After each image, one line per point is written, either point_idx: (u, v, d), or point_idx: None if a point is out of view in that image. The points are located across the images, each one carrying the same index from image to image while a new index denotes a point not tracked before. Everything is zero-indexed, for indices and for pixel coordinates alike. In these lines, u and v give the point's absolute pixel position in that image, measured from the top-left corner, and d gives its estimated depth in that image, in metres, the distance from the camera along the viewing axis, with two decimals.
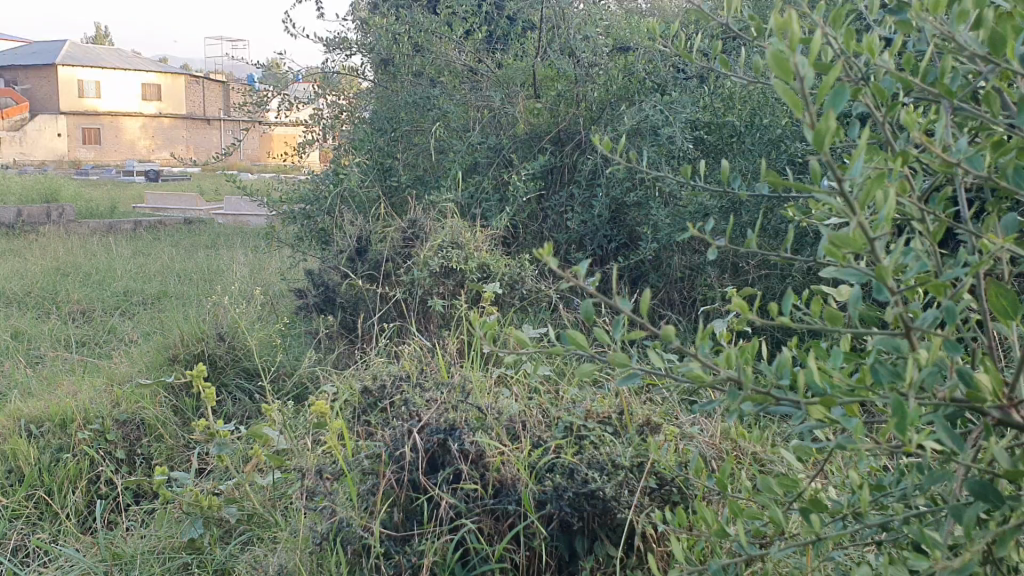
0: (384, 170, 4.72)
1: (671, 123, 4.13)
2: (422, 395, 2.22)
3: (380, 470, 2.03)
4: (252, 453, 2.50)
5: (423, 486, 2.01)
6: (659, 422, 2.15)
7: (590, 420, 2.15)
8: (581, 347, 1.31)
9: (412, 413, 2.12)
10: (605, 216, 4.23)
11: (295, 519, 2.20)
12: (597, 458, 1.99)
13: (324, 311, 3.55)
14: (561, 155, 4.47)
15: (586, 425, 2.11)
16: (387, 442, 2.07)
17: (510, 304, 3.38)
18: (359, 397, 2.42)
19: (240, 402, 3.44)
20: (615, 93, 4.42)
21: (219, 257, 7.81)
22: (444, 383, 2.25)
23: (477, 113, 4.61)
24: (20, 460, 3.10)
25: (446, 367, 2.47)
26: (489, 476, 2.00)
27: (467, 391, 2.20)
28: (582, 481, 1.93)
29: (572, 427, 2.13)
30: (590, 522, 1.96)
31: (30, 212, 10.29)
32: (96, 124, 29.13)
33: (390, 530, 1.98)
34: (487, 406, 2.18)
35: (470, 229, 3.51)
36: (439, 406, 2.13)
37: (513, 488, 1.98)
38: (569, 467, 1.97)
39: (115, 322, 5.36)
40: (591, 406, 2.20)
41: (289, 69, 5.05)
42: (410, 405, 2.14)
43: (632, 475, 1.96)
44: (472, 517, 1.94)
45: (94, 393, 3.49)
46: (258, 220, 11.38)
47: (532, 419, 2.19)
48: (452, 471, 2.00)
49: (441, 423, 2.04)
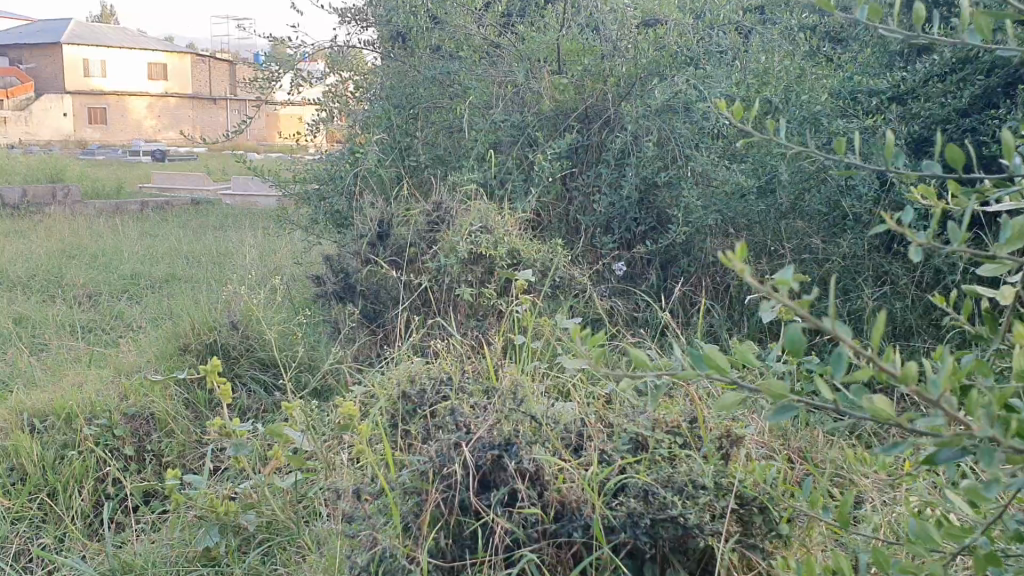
0: (402, 148, 4.49)
1: (707, 99, 3.91)
2: (468, 403, 2.04)
3: (425, 489, 1.82)
4: (273, 455, 2.32)
5: (475, 508, 1.81)
6: (739, 435, 1.97)
7: (657, 431, 1.98)
8: (720, 370, 1.19)
9: (460, 424, 1.91)
10: (634, 197, 4.00)
11: (330, 538, 2.03)
12: (674, 478, 1.83)
13: (344, 299, 3.37)
14: (589, 133, 4.24)
15: (654, 437, 1.94)
16: (431, 457, 1.86)
17: (542, 292, 3.19)
18: (392, 398, 2.24)
19: (255, 395, 3.27)
20: (645, 67, 4.17)
21: (227, 239, 7.64)
22: (493, 390, 2.07)
23: (501, 89, 4.38)
24: (23, 458, 2.92)
25: (492, 369, 2.29)
26: (549, 497, 1.83)
27: (517, 395, 2.01)
28: (660, 505, 1.76)
29: (639, 439, 1.96)
30: (661, 547, 1.80)
31: (36, 193, 10.10)
32: (103, 104, 28.97)
33: (437, 560, 1.79)
34: (544, 416, 1.99)
35: (499, 212, 3.31)
36: (491, 415, 1.93)
37: (578, 513, 1.81)
38: (644, 489, 1.80)
39: (122, 306, 5.20)
40: (657, 413, 2.02)
41: (295, 48, 4.85)
42: (456, 415, 1.94)
43: (713, 498, 1.80)
44: (533, 545, 1.78)
45: (100, 385, 3.31)
46: (266, 201, 11.22)
47: (591, 428, 2.02)
48: (507, 491, 1.82)
49: (496, 437, 1.85)
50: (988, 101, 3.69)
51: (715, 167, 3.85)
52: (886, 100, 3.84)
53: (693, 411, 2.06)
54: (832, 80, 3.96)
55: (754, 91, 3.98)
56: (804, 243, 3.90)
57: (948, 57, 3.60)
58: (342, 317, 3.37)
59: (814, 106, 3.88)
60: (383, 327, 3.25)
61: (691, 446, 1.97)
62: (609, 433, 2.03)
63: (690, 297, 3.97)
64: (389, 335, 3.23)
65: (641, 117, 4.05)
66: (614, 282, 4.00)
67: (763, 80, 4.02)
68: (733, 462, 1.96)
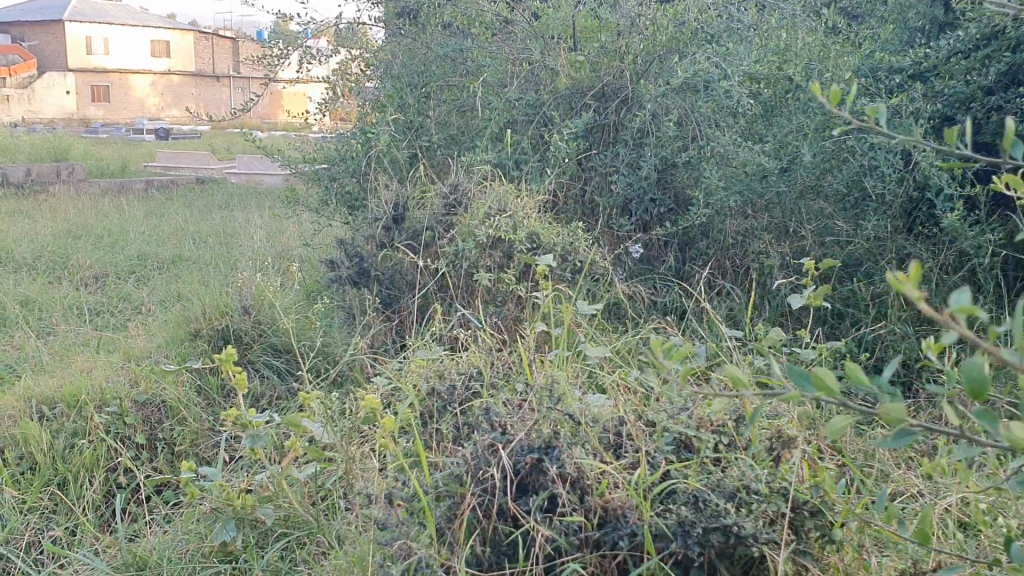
0: (414, 128, 4.38)
1: (728, 78, 3.82)
2: (502, 400, 2.00)
3: (462, 494, 1.79)
4: (290, 446, 2.25)
5: (514, 514, 1.77)
6: (791, 435, 1.92)
7: (703, 430, 1.92)
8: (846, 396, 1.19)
9: (497, 425, 1.88)
10: (653, 178, 3.88)
11: (357, 537, 1.97)
12: (725, 483, 1.78)
13: (359, 284, 3.30)
14: (606, 112, 4.12)
15: (700, 437, 1.91)
16: (467, 461, 1.83)
17: (562, 277, 3.12)
18: (420, 392, 2.18)
19: (268, 381, 3.20)
20: (664, 44, 4.06)
21: (234, 219, 7.56)
22: (529, 388, 2.01)
23: (515, 68, 4.26)
24: (33, 446, 2.86)
25: (524, 363, 2.23)
26: (592, 502, 1.77)
27: (554, 394, 1.97)
28: (713, 514, 1.71)
29: (683, 439, 1.94)
30: (711, 553, 1.71)
31: (41, 171, 10.01)
32: (106, 82, 28.81)
33: (475, 568, 1.75)
34: (583, 416, 1.94)
35: (518, 195, 3.23)
36: (528, 417, 1.88)
37: (623, 520, 1.75)
38: (694, 496, 1.75)
39: (130, 287, 5.13)
40: (702, 411, 1.95)
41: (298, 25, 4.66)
42: (491, 415, 1.91)
43: (766, 505, 1.75)
44: (575, 554, 1.73)
45: (110, 371, 3.25)
46: (272, 180, 11.13)
47: (630, 426, 1.96)
48: (547, 497, 1.77)
49: (534, 440, 1.82)
50: (1014, 78, 3.53)
51: (735, 147, 3.75)
52: (907, 77, 3.74)
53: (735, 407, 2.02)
54: (855, 60, 3.86)
55: (775, 68, 3.87)
56: (826, 225, 3.78)
57: (971, 29, 3.47)
58: (357, 303, 3.29)
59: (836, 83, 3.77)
60: (398, 313, 3.20)
61: (736, 445, 1.93)
62: (650, 433, 1.98)
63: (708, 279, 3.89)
64: (404, 323, 3.18)
65: (662, 96, 3.94)
66: (631, 266, 3.88)
67: (785, 58, 3.90)
68: (784, 465, 1.92)
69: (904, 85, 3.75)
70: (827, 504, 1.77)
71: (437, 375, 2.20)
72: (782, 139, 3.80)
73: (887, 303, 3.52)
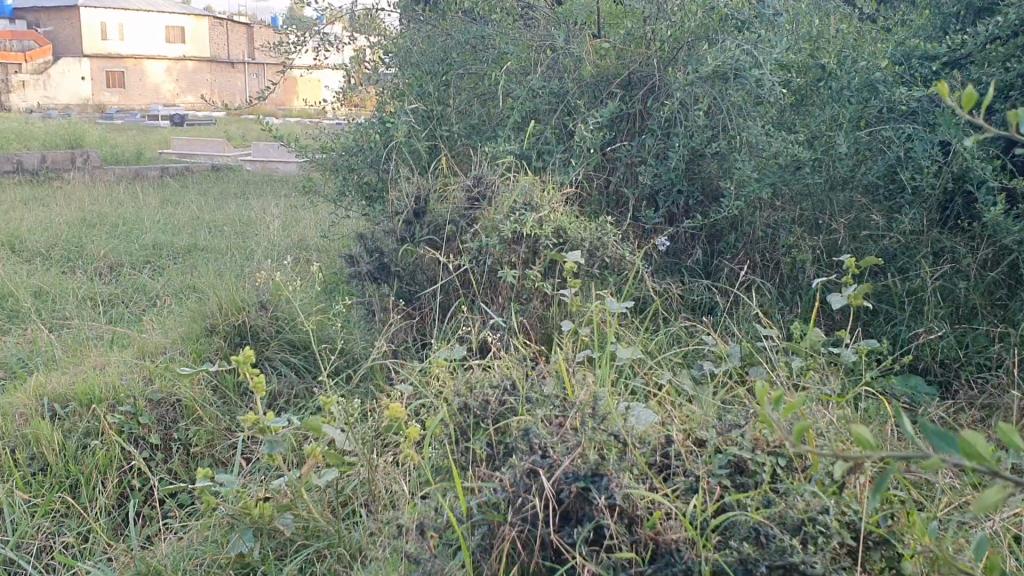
0: (434, 118, 4.24)
1: (761, 65, 3.64)
2: (541, 418, 1.93)
3: (503, 523, 1.73)
4: (309, 452, 2.15)
5: (557, 546, 1.71)
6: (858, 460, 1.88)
7: (758, 452, 1.90)
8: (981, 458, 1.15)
9: (536, 446, 1.81)
10: (681, 168, 3.70)
11: (388, 558, 1.89)
12: (787, 514, 1.73)
13: (380, 281, 3.20)
14: (632, 100, 3.92)
15: (755, 459, 1.88)
16: (507, 488, 1.77)
17: (590, 274, 3.01)
18: (452, 404, 2.11)
19: (285, 379, 3.12)
20: (693, 30, 3.85)
21: (250, 208, 7.47)
22: (571, 406, 1.93)
23: (539, 55, 4.12)
24: (44, 447, 2.77)
25: (564, 374, 2.15)
26: (642, 533, 1.72)
27: (598, 413, 1.90)
28: (778, 551, 1.65)
29: (736, 460, 1.90)
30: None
31: (54, 158, 9.92)
32: (120, 68, 28.79)
33: None
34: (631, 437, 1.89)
35: (543, 189, 3.11)
36: (572, 439, 1.84)
37: (676, 554, 1.69)
38: (756, 530, 1.70)
39: (145, 278, 5.04)
40: (758, 432, 1.93)
41: (311, 11, 4.55)
42: (530, 436, 1.84)
43: (835, 539, 1.68)
44: None
45: (123, 368, 3.16)
46: (286, 167, 11.06)
47: (679, 446, 1.91)
48: (593, 527, 1.71)
49: (581, 468, 1.76)
50: None
51: (768, 137, 3.60)
52: (943, 65, 3.57)
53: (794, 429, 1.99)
54: (891, 46, 3.71)
55: (807, 55, 3.80)
56: (860, 219, 3.61)
57: (1013, 15, 3.31)
58: (377, 300, 3.19)
59: (871, 71, 3.61)
60: (419, 309, 3.10)
61: (794, 468, 1.90)
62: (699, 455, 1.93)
63: (738, 273, 3.74)
64: (425, 319, 3.09)
65: (691, 83, 3.74)
66: (658, 259, 3.72)
67: (817, 45, 3.82)
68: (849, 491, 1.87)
69: (940, 73, 3.56)
70: (895, 535, 1.75)
71: (466, 389, 2.14)
72: (816, 130, 3.69)
73: (923, 300, 3.39)
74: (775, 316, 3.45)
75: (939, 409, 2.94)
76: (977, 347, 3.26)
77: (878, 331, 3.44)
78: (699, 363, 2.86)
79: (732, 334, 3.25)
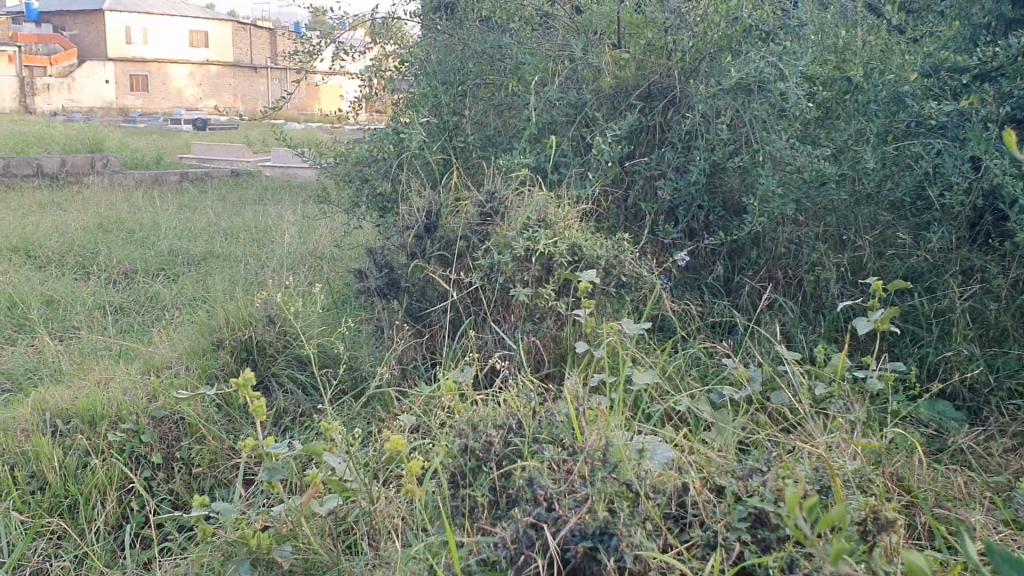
0: (449, 129, 4.15)
1: (786, 77, 3.53)
2: (549, 472, 1.91)
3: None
4: (311, 481, 2.07)
5: None
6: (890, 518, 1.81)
7: (781, 504, 1.81)
8: None
9: (540, 498, 1.81)
10: (703, 183, 3.58)
11: None
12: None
13: (388, 296, 3.10)
14: (652, 112, 3.81)
15: (777, 514, 1.80)
16: (509, 545, 1.78)
17: (605, 292, 2.92)
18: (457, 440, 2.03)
19: (291, 397, 3.04)
20: (716, 41, 3.73)
21: (266, 215, 7.41)
22: (582, 454, 1.90)
23: (557, 65, 4.02)
24: (44, 464, 2.70)
25: (579, 425, 2.10)
26: None
27: (609, 460, 1.88)
28: None
29: (757, 512, 1.83)
30: None
31: (75, 162, 9.92)
32: (144, 72, 28.94)
33: None
34: (648, 490, 1.88)
35: (558, 205, 3.02)
36: (580, 489, 1.82)
37: None
38: None
39: (157, 287, 4.98)
40: (782, 482, 1.84)
41: (334, 16, 4.41)
42: (535, 486, 1.84)
43: None
44: None
45: (127, 382, 3.08)
46: (305, 173, 11.00)
47: (699, 496, 1.89)
48: None
49: (588, 526, 1.72)
50: None
51: (793, 151, 3.48)
52: (973, 77, 3.44)
53: (820, 476, 1.94)
54: (920, 58, 3.58)
55: (833, 68, 3.67)
56: (886, 236, 3.50)
57: None
58: (386, 316, 3.11)
59: (900, 84, 3.49)
60: (428, 327, 3.02)
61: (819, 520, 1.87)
62: (718, 509, 1.88)
63: (759, 291, 3.63)
64: (435, 338, 3.00)
65: (713, 96, 3.62)
66: (676, 276, 3.62)
67: (843, 57, 3.70)
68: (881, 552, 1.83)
69: (970, 86, 3.44)
70: None
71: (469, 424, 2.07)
72: (841, 144, 3.57)
73: (952, 322, 3.25)
74: (797, 337, 3.34)
75: (968, 437, 2.80)
76: (1009, 370, 3.12)
77: (903, 353, 3.32)
78: (719, 387, 2.75)
79: (752, 357, 3.14)
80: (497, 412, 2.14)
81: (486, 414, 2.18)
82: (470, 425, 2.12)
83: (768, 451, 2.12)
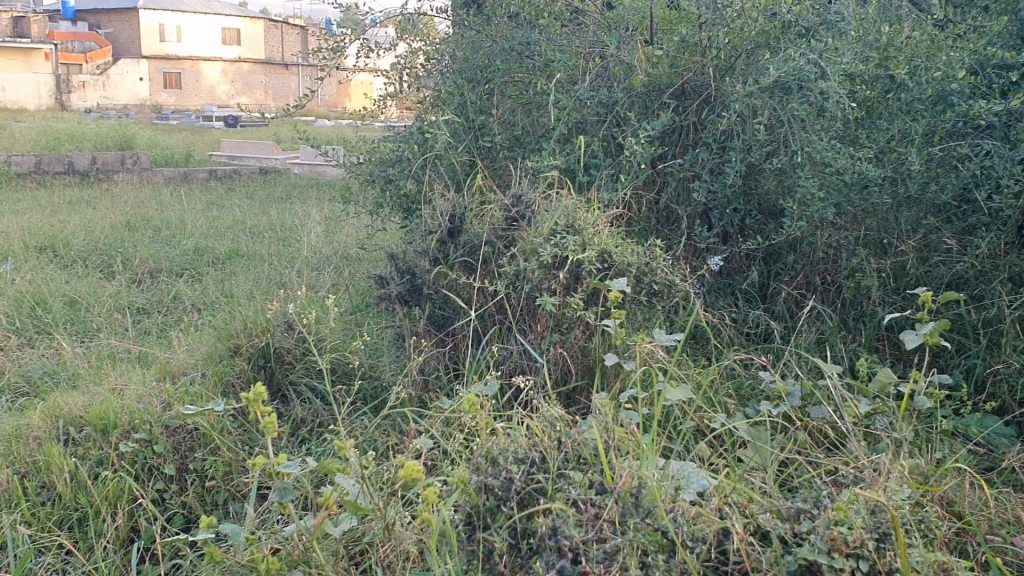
0: (475, 128, 4.03)
1: (827, 75, 3.34)
2: (575, 516, 1.80)
3: None
4: (322, 503, 1.97)
5: None
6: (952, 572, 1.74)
7: (835, 556, 1.75)
8: None
9: (565, 549, 1.71)
10: (738, 186, 3.42)
11: None
12: None
13: (409, 303, 2.99)
14: (686, 111, 3.66)
15: (832, 566, 1.73)
16: None
17: (636, 300, 2.81)
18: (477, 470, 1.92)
19: (310, 406, 2.93)
20: (754, 39, 3.55)
21: (294, 213, 7.33)
22: (613, 500, 1.81)
23: (586, 62, 3.88)
24: (55, 475, 2.61)
25: (610, 463, 1.99)
26: None
27: (642, 504, 1.79)
28: None
29: (808, 563, 1.76)
30: None
31: (104, 160, 9.89)
32: (176, 69, 29.12)
33: None
34: (688, 537, 1.78)
35: (588, 210, 2.92)
36: (610, 539, 1.73)
37: None
38: None
39: (180, 286, 4.91)
40: (834, 531, 1.78)
41: (365, 12, 4.24)
42: (559, 536, 1.73)
43: None
44: None
45: (142, 389, 2.98)
46: (334, 171, 10.95)
47: (742, 540, 1.80)
48: None
49: None
50: None
51: (834, 153, 3.30)
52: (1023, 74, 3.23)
53: (877, 522, 1.82)
54: (968, 54, 3.39)
55: (876, 65, 3.50)
56: (931, 241, 3.34)
57: None
58: (406, 323, 3.00)
59: (947, 82, 3.31)
60: (450, 337, 2.91)
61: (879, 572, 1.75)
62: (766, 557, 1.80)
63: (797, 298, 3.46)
64: (458, 347, 2.90)
65: (749, 94, 3.42)
66: (709, 281, 3.47)
67: (886, 54, 3.50)
68: None
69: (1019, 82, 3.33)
70: None
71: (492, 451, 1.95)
72: (885, 145, 3.39)
73: (1002, 331, 3.06)
74: (837, 348, 3.19)
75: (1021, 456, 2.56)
76: None
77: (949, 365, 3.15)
78: (755, 404, 2.61)
79: (789, 370, 2.99)
80: (520, 441, 2.03)
81: (508, 439, 2.06)
82: (490, 457, 1.97)
83: (817, 489, 1.99)
